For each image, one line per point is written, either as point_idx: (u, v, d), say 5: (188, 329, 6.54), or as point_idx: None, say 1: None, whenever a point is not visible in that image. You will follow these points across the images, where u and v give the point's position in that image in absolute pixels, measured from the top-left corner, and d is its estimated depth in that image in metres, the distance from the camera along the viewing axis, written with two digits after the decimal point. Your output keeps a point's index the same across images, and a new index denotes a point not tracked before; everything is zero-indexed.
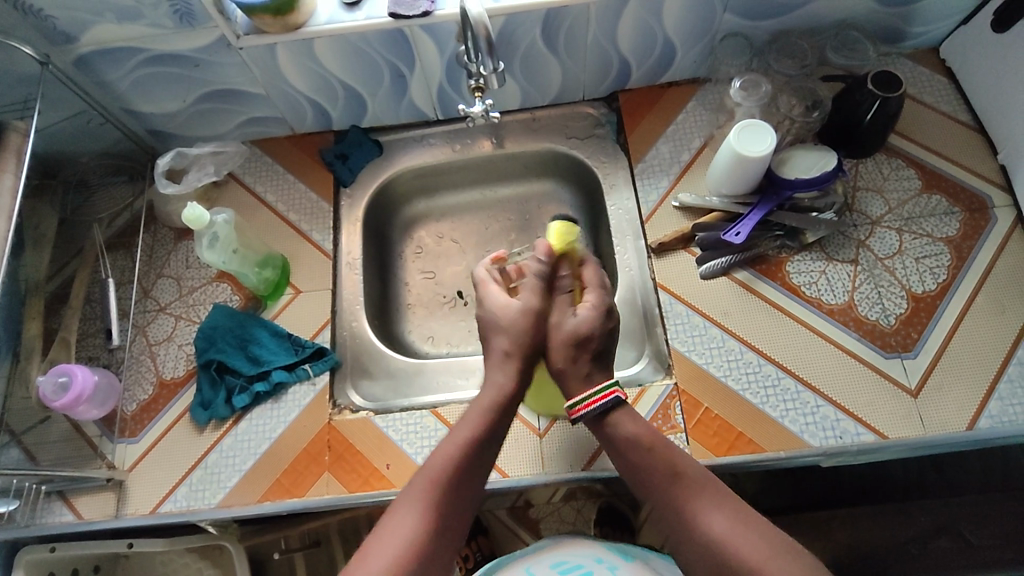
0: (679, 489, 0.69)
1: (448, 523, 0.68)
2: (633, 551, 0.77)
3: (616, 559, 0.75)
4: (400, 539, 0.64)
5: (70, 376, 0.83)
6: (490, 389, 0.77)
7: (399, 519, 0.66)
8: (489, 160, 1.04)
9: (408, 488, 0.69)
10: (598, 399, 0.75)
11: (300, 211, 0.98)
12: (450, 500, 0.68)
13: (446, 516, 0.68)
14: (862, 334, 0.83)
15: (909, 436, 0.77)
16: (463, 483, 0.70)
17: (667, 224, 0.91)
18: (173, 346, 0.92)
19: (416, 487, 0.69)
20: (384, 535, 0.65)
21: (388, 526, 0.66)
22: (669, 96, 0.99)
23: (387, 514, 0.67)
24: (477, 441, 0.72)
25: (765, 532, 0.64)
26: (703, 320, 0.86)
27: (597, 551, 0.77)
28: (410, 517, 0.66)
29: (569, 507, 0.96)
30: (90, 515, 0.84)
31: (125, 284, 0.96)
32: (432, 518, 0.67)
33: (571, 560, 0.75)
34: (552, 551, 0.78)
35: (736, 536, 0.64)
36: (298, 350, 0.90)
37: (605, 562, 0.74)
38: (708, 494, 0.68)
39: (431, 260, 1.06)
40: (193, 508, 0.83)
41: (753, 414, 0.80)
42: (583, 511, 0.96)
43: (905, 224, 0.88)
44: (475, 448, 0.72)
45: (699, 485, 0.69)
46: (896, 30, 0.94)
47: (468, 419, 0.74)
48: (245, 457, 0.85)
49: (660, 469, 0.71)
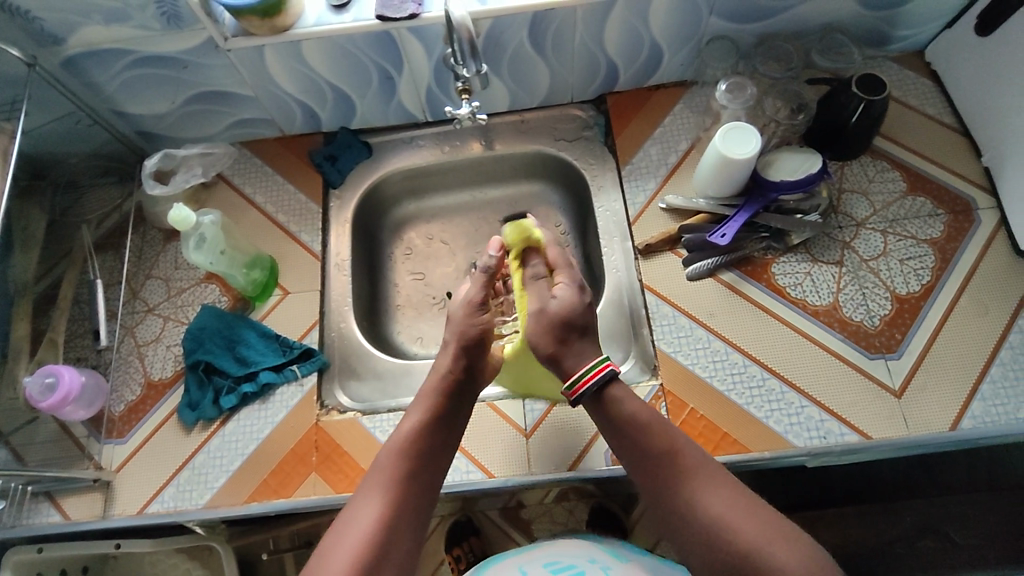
0: (678, 471, 0.69)
1: (406, 507, 0.69)
2: (628, 553, 0.77)
3: (608, 560, 0.76)
4: (357, 528, 0.66)
5: (57, 376, 0.83)
6: (434, 377, 0.78)
7: (357, 510, 0.68)
8: (478, 162, 1.04)
9: (364, 480, 0.71)
10: (595, 374, 0.73)
11: (289, 213, 0.98)
12: (405, 485, 0.70)
13: (402, 501, 0.69)
14: (846, 335, 0.83)
15: (893, 436, 0.78)
16: (417, 468, 0.72)
17: (654, 225, 0.92)
18: (161, 347, 0.92)
19: (372, 480, 0.70)
20: (343, 527, 0.66)
21: (346, 517, 0.67)
22: (656, 98, 0.99)
23: (347, 509, 0.68)
24: (427, 427, 0.74)
25: (762, 513, 0.64)
26: (689, 321, 0.86)
27: (591, 551, 0.78)
28: (367, 507, 0.67)
29: (560, 508, 0.97)
30: (77, 515, 0.84)
31: (113, 285, 0.96)
32: (387, 504, 0.68)
33: (564, 560, 0.76)
34: (544, 551, 0.78)
35: (739, 519, 0.64)
36: (286, 351, 0.90)
37: (598, 562, 0.75)
38: (705, 478, 0.68)
39: (421, 261, 1.06)
40: (180, 509, 0.83)
41: (738, 414, 0.81)
42: (576, 512, 0.96)
43: (890, 225, 0.88)
44: (426, 435, 0.74)
45: (694, 468, 0.69)
46: (882, 34, 0.95)
47: (416, 407, 0.76)
48: (232, 458, 0.85)
49: (657, 449, 0.70)
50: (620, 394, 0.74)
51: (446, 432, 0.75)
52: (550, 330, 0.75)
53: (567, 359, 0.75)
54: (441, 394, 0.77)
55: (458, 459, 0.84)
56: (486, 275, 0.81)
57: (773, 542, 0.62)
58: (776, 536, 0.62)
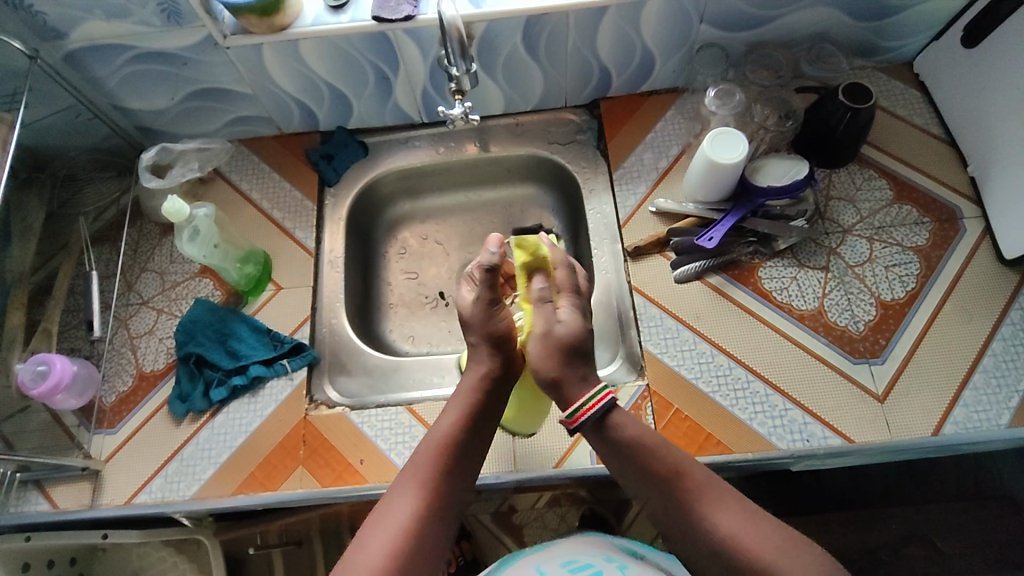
0: (686, 489, 0.69)
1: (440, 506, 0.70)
2: (642, 551, 0.75)
3: (626, 559, 0.73)
4: (395, 522, 0.67)
5: (49, 365, 0.84)
6: (475, 374, 0.79)
7: (394, 503, 0.69)
8: (472, 163, 1.05)
9: (402, 472, 0.72)
10: (595, 404, 0.72)
11: (284, 209, 0.99)
12: (444, 479, 0.71)
13: (437, 497, 0.70)
14: (831, 339, 0.84)
15: (875, 441, 0.78)
16: (456, 464, 0.73)
17: (644, 228, 0.93)
18: (154, 340, 0.93)
19: (410, 474, 0.71)
20: (379, 519, 0.67)
21: (383, 510, 0.69)
22: (649, 104, 1.01)
23: (383, 503, 0.69)
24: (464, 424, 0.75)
25: (767, 525, 0.66)
26: (675, 323, 0.87)
27: (607, 551, 0.74)
28: (403, 500, 0.69)
29: (552, 513, 0.96)
30: (65, 505, 0.85)
31: (108, 278, 0.96)
32: (424, 499, 0.69)
33: (580, 559, 0.72)
34: (561, 550, 0.76)
35: (748, 534, 0.65)
36: (276, 345, 0.91)
37: (615, 561, 0.72)
38: (711, 497, 0.69)
39: (414, 261, 1.07)
40: (167, 499, 0.84)
41: (722, 415, 0.81)
42: (567, 518, 0.96)
43: (876, 233, 0.90)
44: (462, 433, 0.74)
45: (702, 487, 0.69)
46: (871, 45, 0.96)
47: (454, 404, 0.77)
48: (220, 450, 0.86)
49: (662, 471, 0.71)
50: (621, 414, 0.74)
51: (483, 428, 0.76)
52: (554, 354, 0.74)
53: (571, 386, 0.74)
54: (479, 393, 0.77)
55: None
56: (488, 274, 0.79)
57: (782, 556, 0.63)
58: (786, 551, 0.64)
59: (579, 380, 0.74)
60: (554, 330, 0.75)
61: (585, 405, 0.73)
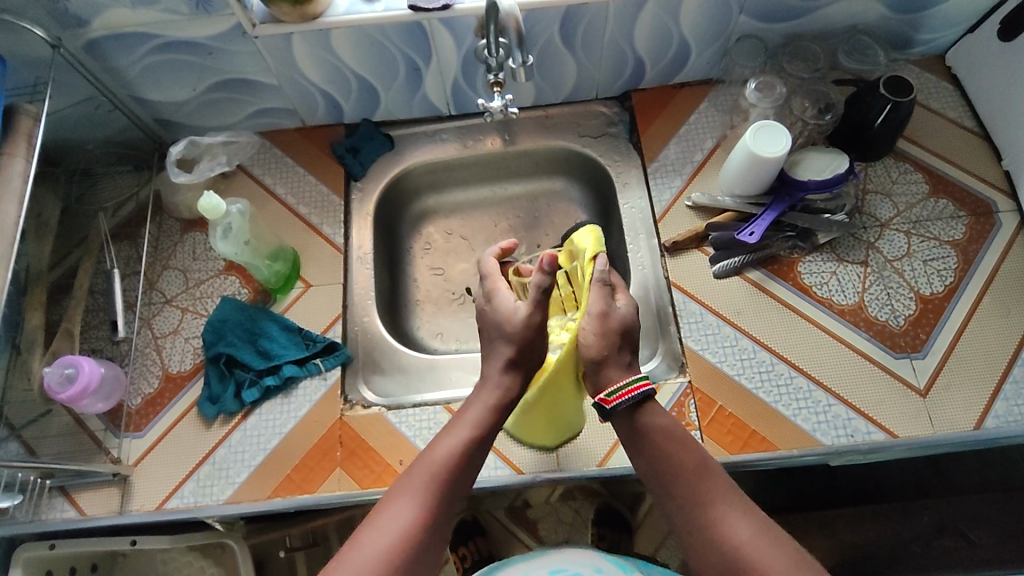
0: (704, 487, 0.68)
1: (433, 527, 0.67)
2: (630, 563, 0.76)
3: (613, 571, 0.74)
4: (392, 535, 0.65)
5: (76, 368, 0.81)
6: (490, 392, 0.75)
7: (395, 510, 0.66)
8: (499, 157, 1.03)
9: (400, 485, 0.69)
10: (636, 387, 0.71)
11: (310, 204, 0.97)
12: (443, 498, 0.68)
13: (433, 518, 0.67)
14: (872, 334, 0.84)
15: (919, 435, 0.79)
16: (462, 476, 0.70)
17: (681, 224, 0.92)
18: (179, 340, 0.90)
19: (416, 479, 0.69)
20: (379, 523, 0.66)
21: (378, 526, 0.65)
22: (682, 97, 0.99)
23: (383, 505, 0.67)
24: (477, 436, 0.72)
25: (781, 541, 0.64)
26: (716, 319, 0.86)
27: (596, 560, 0.76)
28: (406, 508, 0.66)
29: (566, 508, 0.96)
30: (93, 512, 0.83)
31: (130, 276, 0.93)
32: (426, 513, 0.67)
33: (570, 569, 0.74)
34: (550, 559, 0.76)
35: (757, 544, 0.63)
36: (309, 344, 0.89)
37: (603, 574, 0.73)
38: (729, 500, 0.67)
39: (440, 257, 1.05)
40: (199, 504, 0.82)
41: (767, 412, 0.81)
42: (581, 511, 0.95)
43: (913, 227, 0.89)
44: (474, 444, 0.72)
45: (718, 490, 0.68)
46: (905, 38, 0.96)
47: (472, 412, 0.73)
48: (254, 453, 0.84)
49: (685, 464, 0.70)
50: (653, 407, 0.73)
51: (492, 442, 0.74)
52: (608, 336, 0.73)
53: (612, 366, 0.73)
54: (496, 405, 0.74)
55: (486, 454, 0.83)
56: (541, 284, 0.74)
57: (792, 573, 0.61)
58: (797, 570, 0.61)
59: (622, 365, 0.73)
60: (611, 313, 0.74)
61: (623, 388, 0.71)
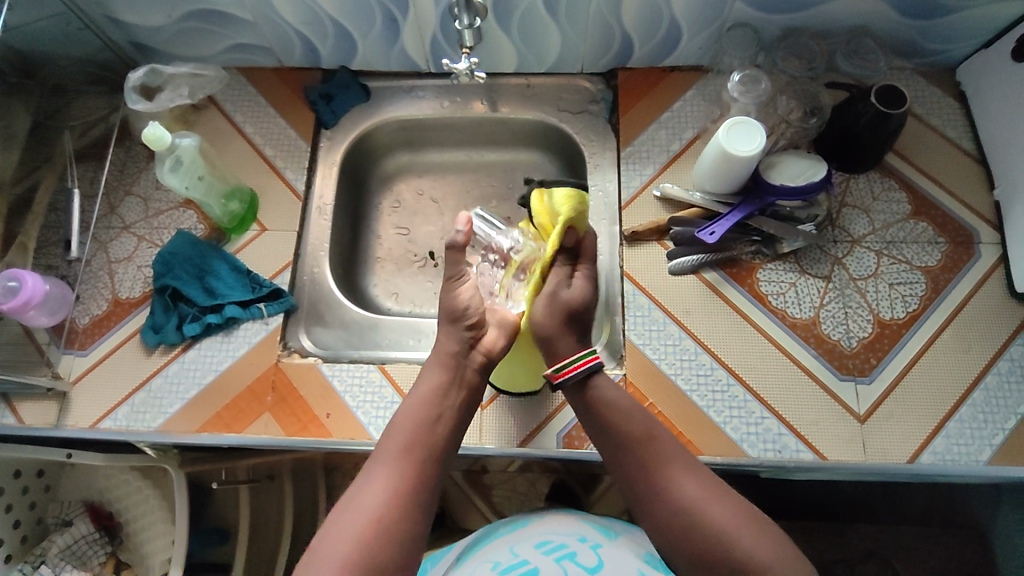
0: (653, 454, 0.67)
1: (415, 490, 0.66)
2: (613, 528, 0.72)
3: (598, 537, 0.69)
4: (378, 492, 0.64)
5: (19, 282, 0.83)
6: (439, 353, 0.77)
7: (375, 473, 0.66)
8: (478, 122, 1.01)
9: (374, 459, 0.68)
10: (584, 361, 0.73)
11: (277, 147, 0.97)
12: (421, 465, 0.68)
13: (413, 482, 0.66)
14: (820, 352, 0.81)
15: (849, 460, 0.76)
16: (435, 430, 0.71)
17: (645, 213, 0.89)
18: (132, 267, 0.92)
19: (389, 442, 0.69)
20: (361, 486, 0.65)
21: (364, 488, 0.65)
22: (670, 81, 0.95)
23: (363, 473, 0.67)
24: (437, 397, 0.73)
25: (733, 501, 0.64)
26: (663, 316, 0.84)
27: (580, 528, 0.70)
28: (387, 468, 0.66)
29: (522, 478, 0.88)
30: (31, 421, 0.84)
31: (91, 197, 0.94)
32: (408, 467, 0.67)
33: (554, 539, 0.67)
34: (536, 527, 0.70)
35: (713, 503, 0.63)
36: (255, 288, 0.89)
37: (588, 541, 0.67)
38: (681, 464, 0.67)
39: (407, 216, 1.04)
40: (130, 429, 0.83)
41: (698, 415, 0.79)
42: (537, 485, 0.88)
43: (886, 247, 0.85)
44: (435, 403, 0.73)
45: (669, 454, 0.67)
46: (914, 45, 0.90)
47: (425, 380, 0.75)
48: (189, 386, 0.85)
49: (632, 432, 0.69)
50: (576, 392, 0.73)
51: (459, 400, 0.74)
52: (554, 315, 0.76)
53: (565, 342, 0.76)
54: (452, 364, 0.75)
55: None
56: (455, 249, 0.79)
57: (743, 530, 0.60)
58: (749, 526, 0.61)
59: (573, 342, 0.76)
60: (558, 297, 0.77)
61: (570, 364, 0.73)
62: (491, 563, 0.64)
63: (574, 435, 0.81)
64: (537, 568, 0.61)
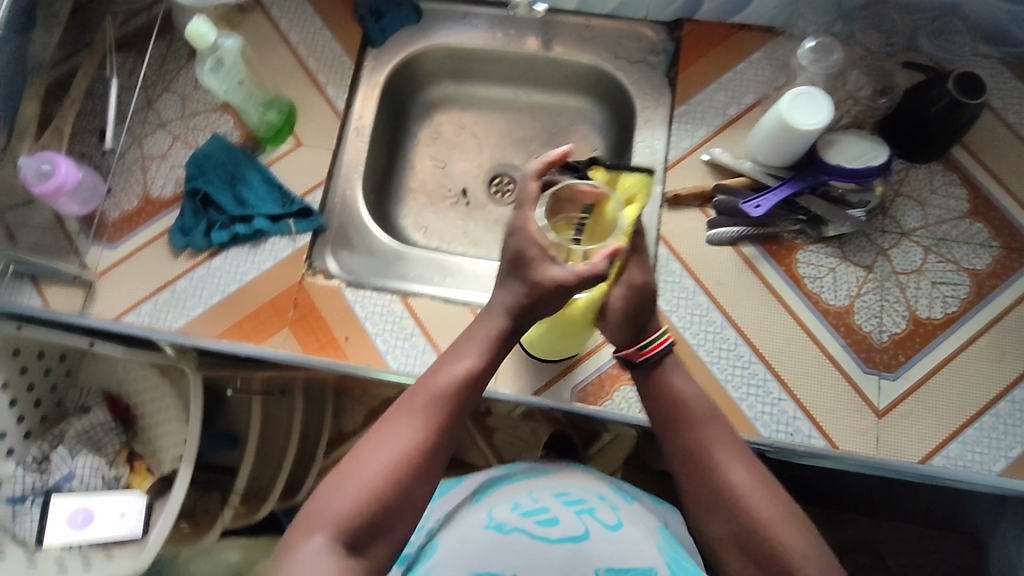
0: (708, 436, 0.63)
1: (430, 467, 0.55)
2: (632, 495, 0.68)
3: (617, 499, 0.65)
4: (386, 458, 0.53)
5: (52, 166, 0.83)
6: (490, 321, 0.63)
7: (389, 434, 0.55)
8: (530, 59, 0.97)
9: (393, 417, 0.57)
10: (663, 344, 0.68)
11: (320, 60, 0.94)
12: (448, 435, 0.57)
13: (434, 455, 0.55)
14: (849, 342, 0.80)
15: (860, 453, 0.76)
16: (468, 401, 0.59)
17: (690, 177, 0.86)
18: (165, 165, 0.91)
19: (412, 403, 0.58)
20: (368, 446, 0.55)
21: (371, 450, 0.54)
22: (738, 40, 0.90)
23: (375, 431, 0.56)
24: (476, 366, 0.60)
25: (780, 496, 0.60)
26: (694, 285, 0.82)
27: (598, 487, 0.66)
28: (402, 432, 0.55)
29: (524, 425, 0.85)
30: (56, 305, 0.86)
31: (128, 89, 0.93)
32: (425, 439, 0.55)
33: (573, 492, 0.63)
34: (553, 479, 0.66)
35: (758, 497, 0.59)
36: (285, 203, 0.89)
37: (607, 500, 0.63)
38: (735, 452, 0.62)
39: (444, 149, 1.01)
40: (152, 326, 0.85)
41: (715, 389, 0.78)
42: (537, 434, 0.85)
43: (935, 244, 0.82)
44: (473, 374, 0.59)
45: (726, 441, 0.63)
46: (1003, 32, 0.84)
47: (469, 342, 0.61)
48: (213, 292, 0.86)
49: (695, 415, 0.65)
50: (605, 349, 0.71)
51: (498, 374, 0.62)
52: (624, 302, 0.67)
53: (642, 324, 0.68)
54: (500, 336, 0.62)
55: (428, 352, 0.83)
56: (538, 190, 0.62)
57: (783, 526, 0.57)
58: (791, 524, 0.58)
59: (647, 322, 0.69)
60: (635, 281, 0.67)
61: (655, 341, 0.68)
62: (508, 504, 0.60)
63: (587, 391, 0.84)
64: (558, 516, 0.57)
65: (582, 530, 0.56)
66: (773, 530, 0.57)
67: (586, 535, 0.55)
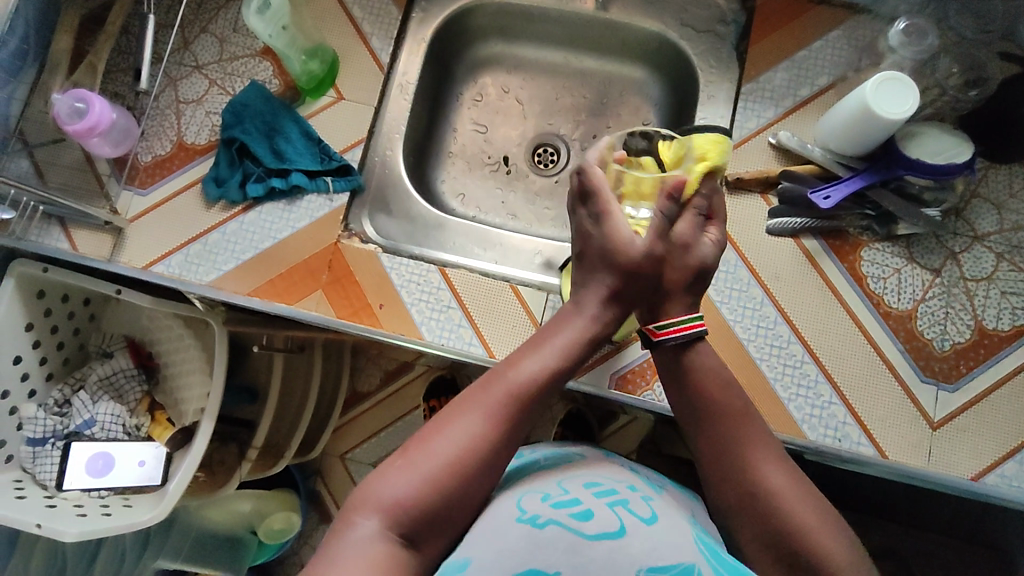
0: (740, 433, 0.59)
1: (494, 464, 0.54)
2: (663, 483, 0.64)
3: (648, 490, 0.60)
4: (452, 451, 0.52)
5: (87, 104, 0.78)
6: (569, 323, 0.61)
7: (456, 424, 0.54)
8: (586, 21, 0.92)
9: (462, 408, 0.55)
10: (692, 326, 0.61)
11: (365, 9, 0.89)
12: (514, 436, 0.55)
13: (499, 451, 0.54)
14: (907, 348, 0.75)
15: (909, 464, 0.72)
16: (539, 402, 0.57)
17: (754, 160, 0.81)
18: (200, 111, 0.87)
19: (482, 395, 0.56)
20: (436, 435, 0.53)
21: (437, 439, 0.53)
22: (816, 15, 0.84)
23: (442, 419, 0.55)
24: (551, 367, 0.58)
25: (816, 497, 0.56)
26: (749, 277, 0.78)
27: (629, 478, 0.62)
28: (469, 425, 0.54)
29: None
30: (84, 250, 0.82)
31: (166, 28, 0.89)
32: (493, 436, 0.54)
33: (603, 482, 0.58)
34: (582, 467, 0.62)
35: (795, 497, 0.55)
36: (323, 159, 0.85)
37: (638, 491, 0.59)
38: (768, 450, 0.59)
39: (487, 113, 0.97)
40: (182, 278, 0.81)
41: (763, 387, 0.75)
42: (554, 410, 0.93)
43: (1010, 251, 0.77)
44: (548, 375, 0.58)
45: (759, 438, 0.59)
46: None
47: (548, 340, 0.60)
48: (245, 247, 0.82)
49: (725, 408, 0.60)
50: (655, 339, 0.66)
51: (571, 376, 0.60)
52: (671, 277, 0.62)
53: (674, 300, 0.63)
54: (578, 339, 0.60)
55: (464, 328, 0.79)
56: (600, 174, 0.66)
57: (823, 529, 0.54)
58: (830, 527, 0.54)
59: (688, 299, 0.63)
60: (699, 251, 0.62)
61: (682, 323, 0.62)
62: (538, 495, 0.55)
63: (628, 380, 0.78)
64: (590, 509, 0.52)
65: (617, 523, 0.51)
66: (813, 532, 0.53)
67: (624, 530, 0.50)
